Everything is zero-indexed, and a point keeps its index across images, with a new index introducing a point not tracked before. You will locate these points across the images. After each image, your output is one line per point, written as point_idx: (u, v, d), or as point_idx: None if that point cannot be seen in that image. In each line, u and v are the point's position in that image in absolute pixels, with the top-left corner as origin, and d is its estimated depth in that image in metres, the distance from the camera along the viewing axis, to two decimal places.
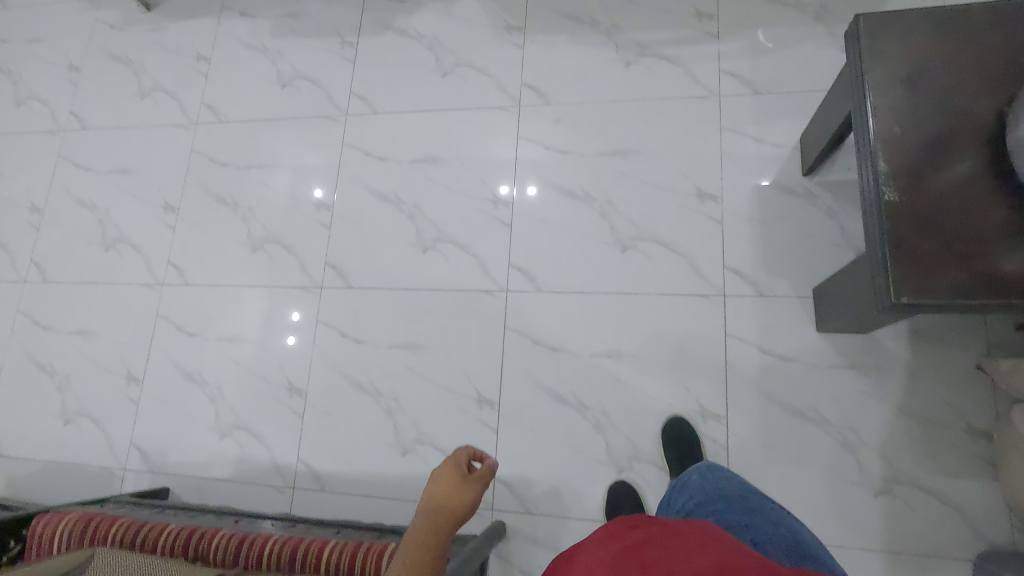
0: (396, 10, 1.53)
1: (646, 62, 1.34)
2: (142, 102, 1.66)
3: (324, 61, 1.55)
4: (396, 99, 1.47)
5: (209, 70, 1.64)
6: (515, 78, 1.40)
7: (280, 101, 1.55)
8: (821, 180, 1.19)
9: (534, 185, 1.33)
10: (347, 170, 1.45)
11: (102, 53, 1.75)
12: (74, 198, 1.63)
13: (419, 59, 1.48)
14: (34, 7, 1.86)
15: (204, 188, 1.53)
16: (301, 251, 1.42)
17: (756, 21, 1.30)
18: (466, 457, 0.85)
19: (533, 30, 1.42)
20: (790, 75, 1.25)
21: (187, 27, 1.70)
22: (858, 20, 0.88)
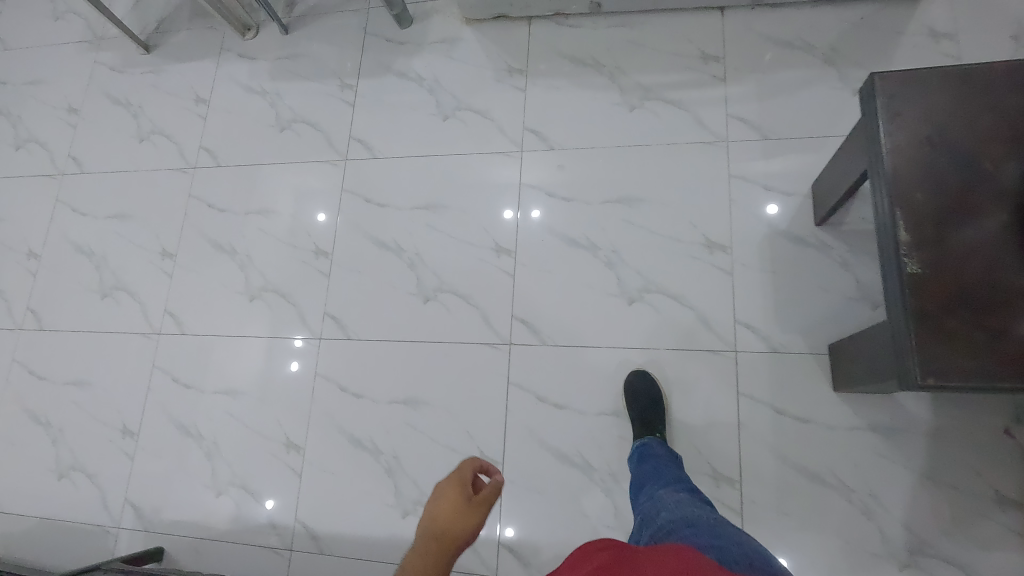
0: (396, 52, 1.51)
1: (650, 106, 1.30)
2: (141, 146, 1.65)
3: (323, 104, 1.53)
4: (395, 143, 1.44)
5: (207, 112, 1.62)
6: (516, 122, 1.37)
7: (279, 145, 1.53)
8: (835, 231, 1.14)
9: (538, 209, 1.30)
10: (346, 217, 1.42)
11: (101, 95, 1.74)
12: (72, 244, 1.61)
13: (419, 102, 1.46)
14: (35, 49, 1.86)
15: (202, 234, 1.51)
16: (299, 301, 1.39)
17: (764, 64, 1.27)
18: (472, 472, 0.68)
19: (535, 73, 1.40)
20: (800, 119, 1.22)
21: (186, 68, 1.69)
22: (874, 77, 0.84)
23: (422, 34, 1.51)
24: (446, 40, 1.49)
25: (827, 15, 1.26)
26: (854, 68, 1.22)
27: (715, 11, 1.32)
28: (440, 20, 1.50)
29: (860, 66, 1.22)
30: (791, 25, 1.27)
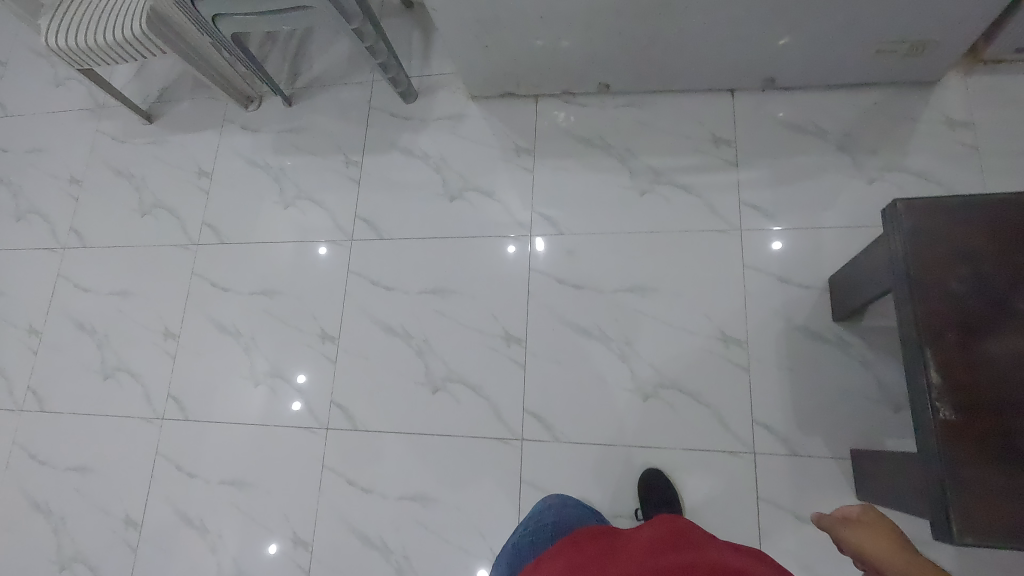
0: (401, 127, 1.50)
1: (661, 190, 1.29)
2: (143, 220, 1.63)
3: (328, 180, 1.51)
4: (403, 223, 1.42)
5: (210, 186, 1.60)
6: (525, 204, 1.36)
7: (283, 222, 1.51)
8: (854, 327, 1.12)
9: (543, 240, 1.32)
10: (352, 300, 1.39)
11: (103, 165, 1.72)
12: (73, 321, 1.59)
13: (425, 180, 1.44)
14: (37, 117, 1.84)
15: (205, 314, 1.49)
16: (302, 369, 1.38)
17: (777, 148, 1.25)
18: None
19: (543, 153, 1.38)
20: (815, 207, 1.20)
21: (189, 139, 1.67)
22: (898, 204, 0.82)
23: (428, 110, 1.49)
24: (452, 116, 1.47)
25: (839, 99, 1.24)
26: (868, 154, 1.20)
27: (725, 92, 1.31)
28: (446, 96, 1.49)
29: (874, 153, 1.20)
30: (803, 109, 1.26)
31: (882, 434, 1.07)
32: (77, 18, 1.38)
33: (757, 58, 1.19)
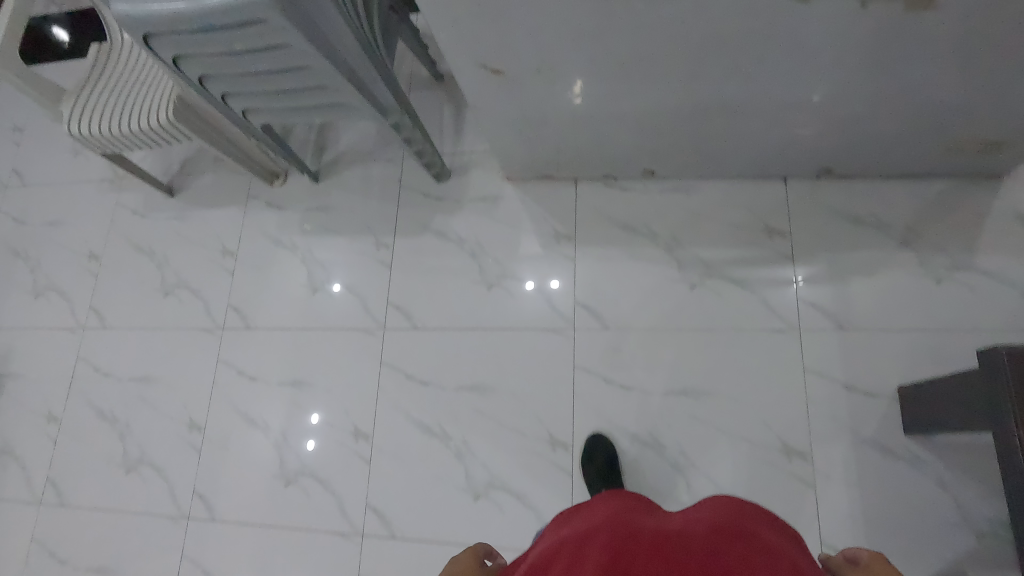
0: (434, 208, 1.44)
1: (712, 284, 1.22)
2: (165, 301, 1.57)
3: (359, 263, 1.45)
4: (438, 312, 1.36)
5: (235, 266, 1.55)
6: (566, 295, 1.30)
7: (312, 308, 1.45)
8: (928, 442, 1.05)
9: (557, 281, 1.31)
10: (386, 395, 1.33)
11: (123, 241, 1.67)
12: (93, 408, 1.53)
13: (460, 267, 1.38)
14: (55, 188, 1.80)
15: (232, 405, 1.43)
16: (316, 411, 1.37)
17: (836, 241, 1.19)
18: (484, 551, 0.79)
19: (584, 240, 1.32)
20: (880, 307, 1.13)
21: (212, 215, 1.62)
22: (1005, 352, 0.75)
23: (461, 189, 1.44)
24: (487, 197, 1.42)
25: (901, 189, 1.18)
26: (934, 251, 1.14)
27: (777, 179, 1.24)
28: (480, 175, 1.44)
29: (940, 249, 1.13)
30: (862, 199, 1.19)
31: (965, 563, 1.00)
32: (101, 106, 1.33)
33: (816, 150, 1.13)
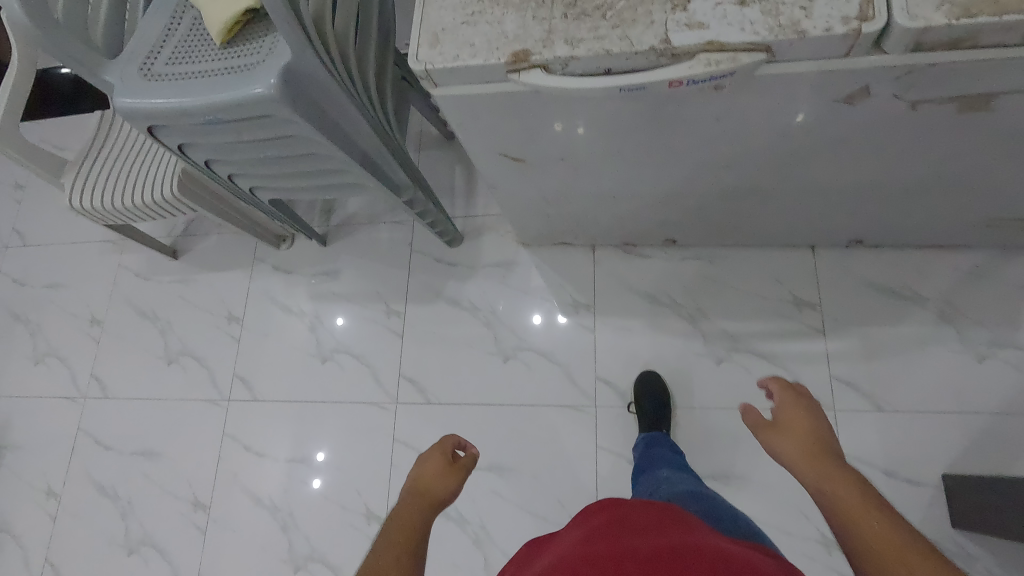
0: (446, 274, 1.40)
1: (740, 359, 1.17)
2: (169, 369, 1.53)
3: (369, 332, 1.41)
4: (452, 385, 1.31)
5: (241, 333, 1.50)
6: (586, 369, 1.25)
7: (320, 380, 1.40)
8: (977, 536, 0.99)
9: (576, 353, 1.26)
10: (400, 474, 1.28)
11: (126, 305, 1.63)
12: (94, 483, 1.48)
13: (475, 337, 1.33)
14: (56, 248, 1.76)
15: (238, 482, 1.37)
16: (321, 452, 1.35)
17: (869, 315, 1.14)
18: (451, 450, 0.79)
19: (604, 309, 1.27)
20: (919, 387, 1.08)
21: (217, 279, 1.57)
22: None
23: (474, 254, 1.39)
24: (502, 263, 1.37)
25: (935, 260, 1.13)
26: (974, 326, 1.08)
27: (805, 248, 1.20)
28: (494, 239, 1.39)
29: (980, 324, 1.08)
30: (895, 271, 1.14)
31: None
32: (104, 177, 1.30)
33: (849, 224, 1.08)
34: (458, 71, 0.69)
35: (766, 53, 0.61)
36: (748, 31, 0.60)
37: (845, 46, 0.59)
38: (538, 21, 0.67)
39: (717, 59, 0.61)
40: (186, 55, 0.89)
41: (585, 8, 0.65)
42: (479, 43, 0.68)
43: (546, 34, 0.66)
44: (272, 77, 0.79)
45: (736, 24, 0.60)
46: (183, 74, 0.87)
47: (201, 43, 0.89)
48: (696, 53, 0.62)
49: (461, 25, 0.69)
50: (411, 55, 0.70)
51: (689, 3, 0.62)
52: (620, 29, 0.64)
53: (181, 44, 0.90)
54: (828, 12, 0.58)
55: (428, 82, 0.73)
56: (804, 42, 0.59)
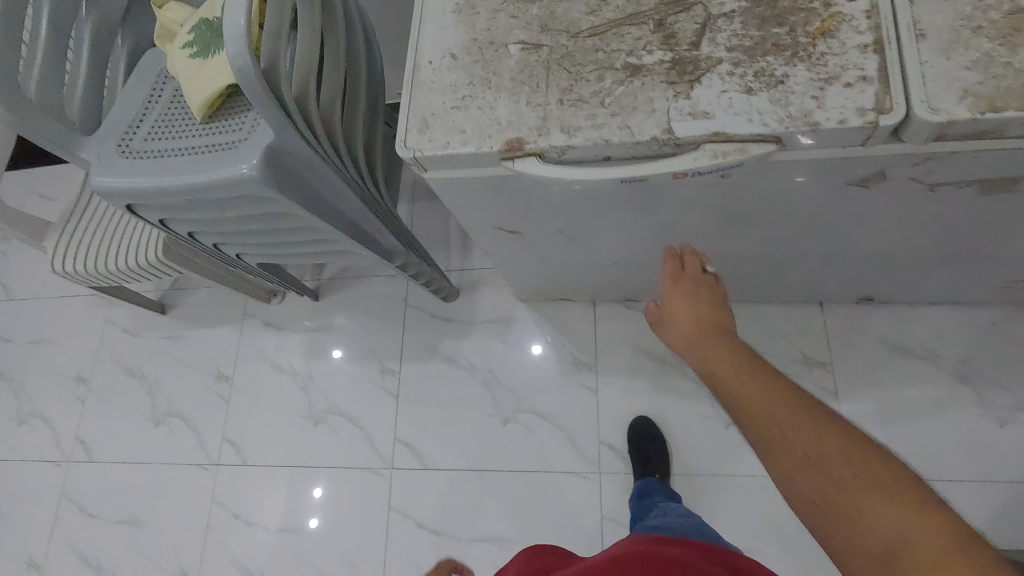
0: (442, 331, 1.35)
1: None
2: (156, 431, 1.47)
3: (363, 392, 1.35)
4: (449, 450, 1.26)
5: (231, 393, 1.45)
6: (589, 432, 1.20)
7: (313, 443, 1.35)
8: None
9: (579, 415, 1.21)
10: (396, 545, 1.22)
11: (113, 363, 1.58)
12: (77, 553, 1.41)
13: (472, 398, 1.28)
14: (41, 302, 1.71)
15: (227, 553, 1.31)
16: (317, 487, 1.31)
17: (883, 375, 1.09)
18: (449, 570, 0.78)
19: (606, 369, 1.23)
20: (940, 454, 1.03)
21: (206, 335, 1.53)
22: None
23: (471, 310, 1.35)
24: (499, 319, 1.32)
25: (950, 318, 1.09)
26: (994, 389, 1.04)
27: (813, 304, 1.15)
28: (491, 294, 1.35)
29: (1000, 386, 1.04)
30: (908, 329, 1.10)
31: None
32: (88, 240, 1.26)
33: (860, 283, 1.04)
34: (449, 158, 0.65)
35: (776, 144, 0.57)
36: (756, 122, 0.56)
37: (861, 137, 0.55)
38: (532, 107, 0.63)
39: (724, 150, 0.58)
40: (166, 130, 0.86)
41: (582, 94, 0.62)
42: (470, 129, 0.64)
43: (541, 122, 0.62)
44: (255, 158, 0.75)
45: (742, 114, 0.57)
46: (162, 151, 0.84)
47: (182, 117, 0.86)
48: (702, 143, 0.58)
49: (451, 110, 0.65)
50: (400, 141, 0.66)
51: (693, 90, 0.59)
52: (619, 117, 0.60)
53: (161, 117, 0.87)
54: (841, 103, 0.55)
55: (418, 167, 0.69)
56: (817, 133, 0.55)
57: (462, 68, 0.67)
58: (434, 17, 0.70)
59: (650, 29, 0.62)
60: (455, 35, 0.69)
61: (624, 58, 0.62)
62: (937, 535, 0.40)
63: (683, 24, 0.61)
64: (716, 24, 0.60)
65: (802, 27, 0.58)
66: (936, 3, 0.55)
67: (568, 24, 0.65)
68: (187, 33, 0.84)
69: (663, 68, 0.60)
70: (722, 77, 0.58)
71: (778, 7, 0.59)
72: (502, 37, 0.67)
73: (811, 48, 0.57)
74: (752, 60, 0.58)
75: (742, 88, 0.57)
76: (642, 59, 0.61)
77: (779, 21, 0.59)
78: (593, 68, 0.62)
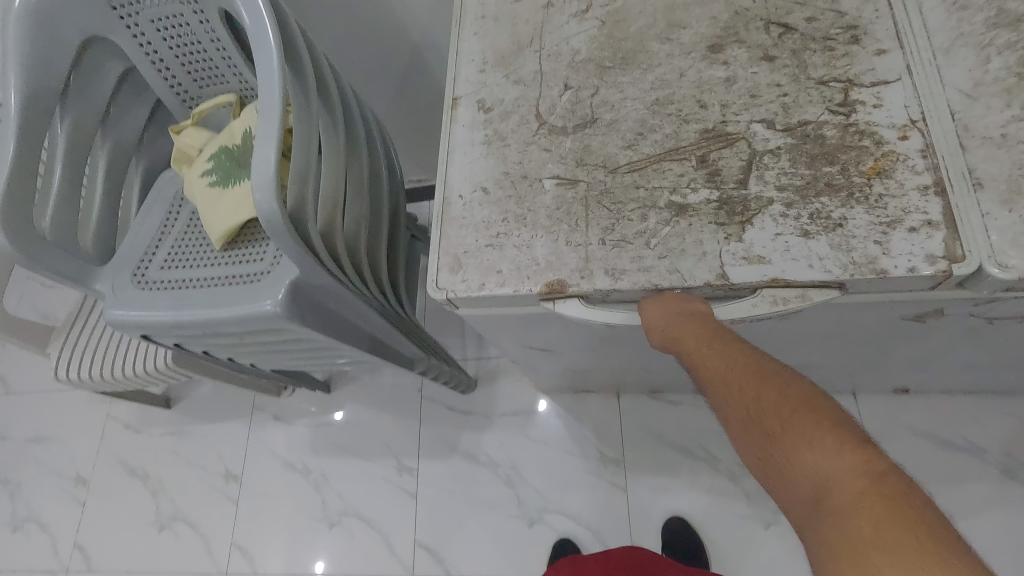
0: (460, 425, 1.30)
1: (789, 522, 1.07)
2: (161, 537, 1.40)
3: (379, 492, 1.30)
4: (473, 556, 1.19)
5: (240, 494, 1.38)
6: (620, 535, 1.14)
7: (327, 550, 1.28)
8: None
9: (609, 516, 1.16)
10: None
11: (115, 462, 1.51)
12: None
13: (496, 498, 1.23)
14: (40, 397, 1.65)
15: None
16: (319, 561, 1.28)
17: (925, 470, 1.05)
18: None
19: (634, 464, 1.18)
20: (996, 558, 0.97)
21: (213, 431, 1.47)
22: None
23: (490, 402, 1.31)
24: (520, 412, 1.28)
25: (988, 408, 1.06)
26: None
27: (846, 393, 1.12)
28: (510, 385, 1.31)
29: None
30: (946, 420, 1.06)
31: None
32: (93, 346, 1.21)
33: (897, 379, 1.00)
34: (483, 298, 0.62)
35: (839, 289, 0.55)
36: (818, 268, 0.54)
37: (932, 283, 0.53)
38: (572, 247, 0.60)
39: (784, 296, 0.55)
40: (183, 256, 0.83)
41: (625, 234, 0.59)
42: (506, 270, 0.61)
43: (583, 263, 0.60)
44: (279, 293, 0.72)
45: (802, 259, 0.54)
46: (180, 280, 0.81)
47: (199, 243, 0.84)
48: (758, 288, 0.56)
49: (485, 248, 0.63)
50: (431, 281, 0.64)
51: (745, 232, 0.57)
52: (667, 259, 0.58)
53: (177, 243, 0.85)
54: (909, 249, 0.52)
55: (449, 305, 0.66)
56: (886, 280, 0.53)
57: (494, 204, 0.65)
58: (463, 150, 0.68)
59: (693, 164, 0.61)
60: (486, 166, 0.67)
61: (667, 196, 0.60)
62: (869, 495, 0.38)
63: (728, 160, 0.60)
64: (762, 161, 0.59)
65: (855, 166, 0.57)
66: (990, 149, 0.54)
67: (604, 158, 0.64)
68: (206, 160, 0.83)
69: (711, 208, 0.58)
70: (775, 219, 0.56)
71: (826, 144, 0.58)
72: (536, 170, 0.65)
73: (867, 189, 0.55)
74: (806, 201, 0.56)
75: (799, 231, 0.55)
76: (687, 198, 0.59)
77: (829, 160, 0.57)
78: (636, 205, 0.60)
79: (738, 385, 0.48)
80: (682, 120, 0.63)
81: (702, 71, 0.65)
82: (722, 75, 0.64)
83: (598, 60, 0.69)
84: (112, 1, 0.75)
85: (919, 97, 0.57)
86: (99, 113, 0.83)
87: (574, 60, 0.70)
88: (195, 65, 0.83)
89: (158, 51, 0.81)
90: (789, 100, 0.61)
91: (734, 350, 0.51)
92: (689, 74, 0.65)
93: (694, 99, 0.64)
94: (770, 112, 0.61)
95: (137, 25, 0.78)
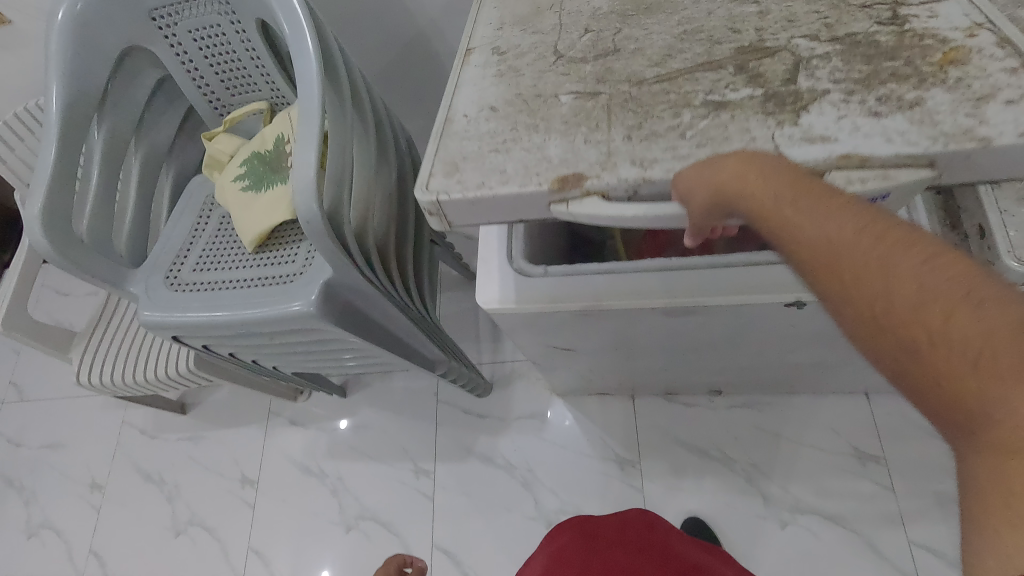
0: (476, 428, 1.32)
1: (805, 522, 1.08)
2: (177, 541, 1.40)
3: (396, 495, 1.31)
4: (490, 557, 1.20)
5: (257, 499, 1.39)
6: None
7: (344, 552, 1.28)
8: None
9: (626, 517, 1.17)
10: None
11: (130, 468, 1.52)
12: None
13: (513, 499, 1.24)
14: (55, 403, 1.66)
15: None
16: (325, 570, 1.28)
17: (939, 469, 1.06)
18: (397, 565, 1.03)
19: (650, 464, 1.19)
20: None
21: (229, 436, 1.48)
22: None
23: (506, 405, 1.32)
24: (535, 414, 1.30)
25: None
26: None
27: (859, 394, 1.14)
28: (525, 387, 1.33)
29: None
30: None
31: None
32: (116, 351, 1.23)
33: None
34: (479, 204, 0.51)
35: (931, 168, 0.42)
36: (899, 142, 0.43)
37: None
38: (591, 144, 0.50)
39: (860, 176, 0.43)
40: (215, 259, 0.86)
41: (655, 129, 0.49)
42: (513, 169, 0.50)
43: (604, 156, 0.49)
44: (312, 293, 0.75)
45: (877, 135, 0.43)
46: (212, 282, 0.83)
47: (230, 246, 0.86)
48: (823, 172, 0.44)
49: (489, 153, 0.52)
50: (420, 184, 0.52)
51: (801, 118, 0.46)
52: (706, 148, 0.47)
53: (209, 246, 0.87)
54: (1011, 118, 0.41)
55: (439, 220, 0.53)
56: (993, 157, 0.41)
57: (502, 118, 0.55)
58: (472, 79, 0.60)
59: (730, 71, 0.51)
60: (493, 91, 0.58)
61: (703, 96, 0.50)
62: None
63: (771, 67, 0.51)
64: (812, 63, 0.50)
65: (921, 59, 0.47)
66: None
67: (628, 75, 0.55)
68: (239, 165, 0.85)
69: (757, 101, 0.48)
70: (835, 104, 0.46)
71: (883, 46, 0.49)
72: (551, 89, 0.56)
73: (941, 75, 0.45)
74: (870, 88, 0.46)
75: (867, 112, 0.45)
76: (727, 96, 0.50)
77: (891, 56, 0.48)
78: (665, 106, 0.51)
79: (859, 277, 0.34)
80: (714, 42, 0.55)
81: (731, 9, 0.58)
82: (753, 8, 0.56)
83: (620, 10, 0.62)
84: (153, 13, 0.79)
85: (978, 5, 0.50)
86: (134, 120, 0.85)
87: (597, 12, 0.63)
88: (228, 74, 0.85)
89: (194, 60, 0.84)
90: (830, 20, 0.53)
91: (850, 225, 0.36)
92: (717, 12, 0.58)
93: (726, 27, 0.56)
94: (813, 28, 0.52)
95: (175, 35, 0.81)
